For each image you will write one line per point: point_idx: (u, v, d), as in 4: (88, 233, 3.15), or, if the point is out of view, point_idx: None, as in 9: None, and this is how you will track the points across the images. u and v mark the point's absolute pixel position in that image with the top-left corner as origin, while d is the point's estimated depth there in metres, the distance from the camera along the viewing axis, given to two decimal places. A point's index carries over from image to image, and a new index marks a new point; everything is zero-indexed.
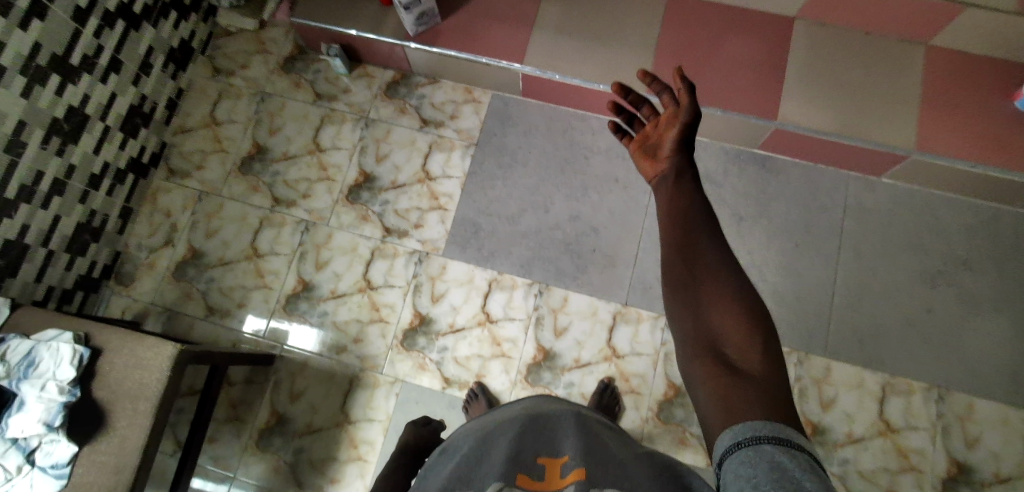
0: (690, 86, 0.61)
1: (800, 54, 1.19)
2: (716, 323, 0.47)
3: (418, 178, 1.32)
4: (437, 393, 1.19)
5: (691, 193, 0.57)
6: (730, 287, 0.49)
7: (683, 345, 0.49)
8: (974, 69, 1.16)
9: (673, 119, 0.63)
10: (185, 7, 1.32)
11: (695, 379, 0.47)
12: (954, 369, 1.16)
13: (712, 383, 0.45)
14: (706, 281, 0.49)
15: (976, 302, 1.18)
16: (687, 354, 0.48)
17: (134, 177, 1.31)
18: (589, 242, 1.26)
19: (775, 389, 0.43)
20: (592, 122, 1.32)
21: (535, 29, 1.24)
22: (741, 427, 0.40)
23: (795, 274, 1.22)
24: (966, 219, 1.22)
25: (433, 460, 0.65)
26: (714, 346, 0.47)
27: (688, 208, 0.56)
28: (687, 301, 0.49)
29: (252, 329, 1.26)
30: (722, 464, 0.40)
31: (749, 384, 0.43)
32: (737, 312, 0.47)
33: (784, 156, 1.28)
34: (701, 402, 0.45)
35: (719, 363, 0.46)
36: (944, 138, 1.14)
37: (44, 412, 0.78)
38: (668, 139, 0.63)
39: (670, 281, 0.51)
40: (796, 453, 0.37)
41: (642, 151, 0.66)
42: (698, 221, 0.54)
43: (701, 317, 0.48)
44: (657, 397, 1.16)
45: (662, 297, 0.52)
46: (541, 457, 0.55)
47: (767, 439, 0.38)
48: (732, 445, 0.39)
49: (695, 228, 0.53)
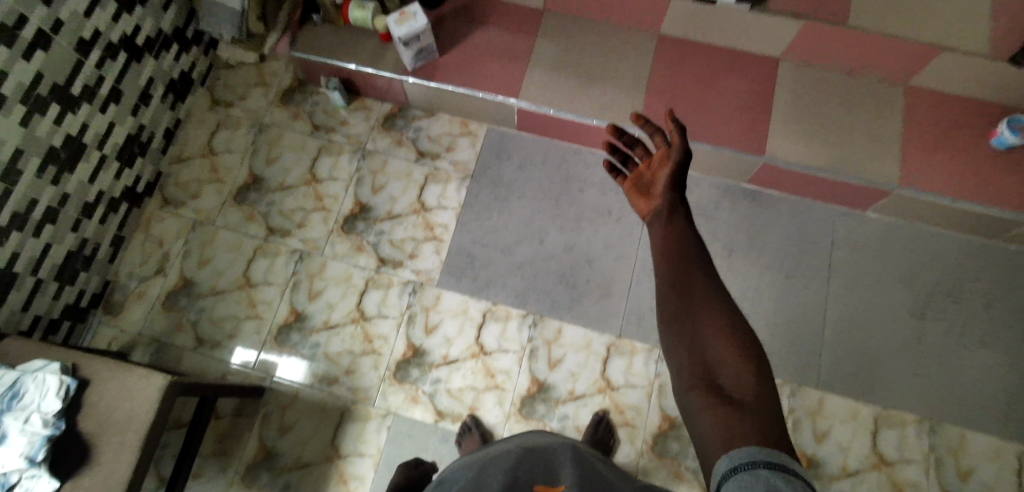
0: (680, 127, 0.64)
1: (787, 92, 1.24)
2: (711, 354, 0.49)
3: (413, 208, 1.33)
4: (429, 426, 1.18)
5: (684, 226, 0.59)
6: (724, 318, 0.50)
7: (679, 376, 0.50)
8: (951, 108, 1.21)
9: (665, 159, 0.66)
10: (187, 40, 1.34)
11: (692, 409, 0.47)
12: (946, 402, 1.17)
13: (710, 411, 0.45)
14: (701, 310, 0.51)
15: (966, 334, 1.20)
16: (683, 384, 0.49)
17: (127, 206, 1.30)
18: (584, 273, 1.27)
19: (769, 417, 0.44)
20: (587, 155, 1.35)
21: (530, 66, 1.28)
22: (738, 452, 0.40)
23: (787, 305, 1.24)
24: (951, 252, 1.25)
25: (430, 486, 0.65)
26: (709, 375, 0.48)
27: (681, 238, 0.57)
28: (683, 330, 0.50)
29: (241, 361, 1.24)
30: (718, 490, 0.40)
31: (746, 412, 0.44)
32: (731, 342, 0.49)
33: (773, 190, 1.31)
34: (698, 432, 0.46)
35: (716, 393, 0.46)
36: (927, 174, 1.17)
37: (27, 446, 0.77)
38: (661, 178, 0.65)
39: (666, 309, 0.52)
40: (793, 478, 0.37)
41: (636, 188, 0.68)
42: (691, 251, 0.56)
43: (697, 345, 0.49)
44: (652, 430, 1.16)
45: (657, 325, 0.53)
46: (538, 485, 0.55)
47: (762, 463, 0.39)
48: (728, 471, 0.40)
49: (689, 258, 0.55)
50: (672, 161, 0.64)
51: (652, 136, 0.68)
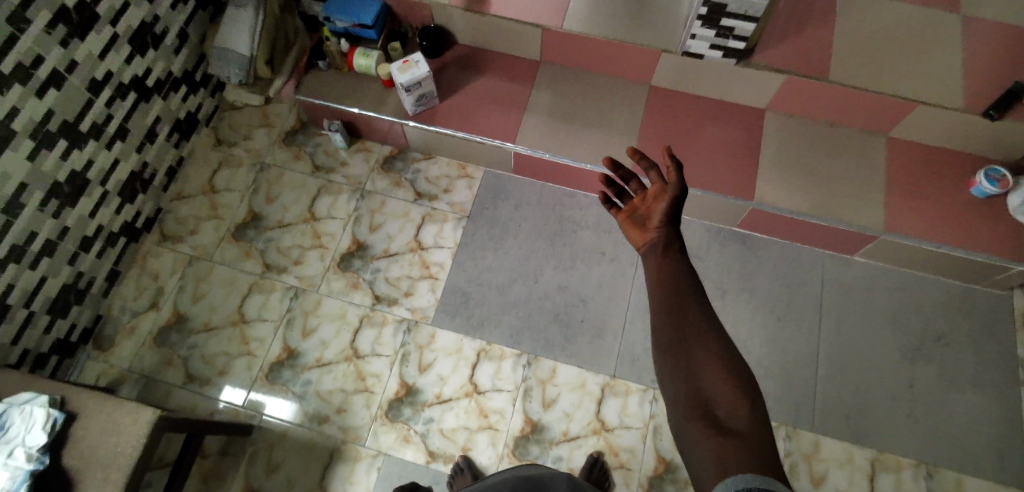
0: (677, 165, 0.66)
1: (771, 141, 1.30)
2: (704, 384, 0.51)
3: (410, 246, 1.35)
4: (421, 467, 1.15)
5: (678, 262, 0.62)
6: (718, 349, 0.52)
7: (676, 407, 0.51)
8: (927, 158, 1.27)
9: (661, 194, 0.68)
10: (195, 82, 1.39)
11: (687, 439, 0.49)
12: (942, 447, 1.16)
13: (702, 439, 0.47)
14: (696, 344, 0.53)
15: (957, 377, 1.21)
16: (680, 415, 0.50)
17: (125, 240, 1.31)
18: (578, 313, 1.28)
19: (763, 447, 0.46)
20: (581, 198, 1.39)
21: (527, 113, 1.34)
22: (733, 479, 0.43)
23: (779, 348, 1.25)
24: (936, 296, 1.28)
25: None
26: (704, 406, 0.49)
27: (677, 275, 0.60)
28: (679, 363, 0.52)
29: (231, 398, 1.22)
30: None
31: (737, 440, 0.46)
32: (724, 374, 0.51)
33: (762, 234, 1.34)
34: (694, 460, 0.47)
35: (711, 422, 0.48)
36: (909, 220, 1.22)
37: (9, 481, 0.76)
38: (656, 212, 0.68)
39: (662, 343, 0.55)
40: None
41: (633, 221, 0.71)
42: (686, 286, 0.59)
43: (692, 377, 0.51)
44: (648, 473, 1.14)
45: (654, 360, 0.55)
46: None
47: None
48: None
49: (684, 293, 0.58)
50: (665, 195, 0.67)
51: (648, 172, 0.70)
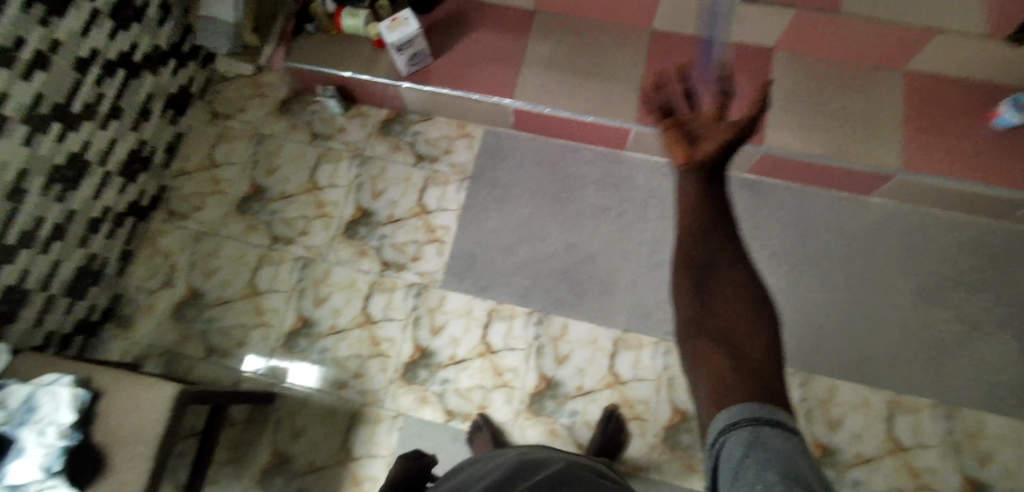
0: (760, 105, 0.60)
1: (781, 82, 1.24)
2: (723, 308, 0.50)
3: (414, 211, 1.34)
4: (439, 426, 1.18)
5: (711, 185, 0.59)
6: (740, 273, 0.52)
7: (683, 325, 0.51)
8: (947, 91, 1.21)
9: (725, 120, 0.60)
10: (184, 55, 1.36)
11: (692, 360, 0.49)
12: (959, 386, 1.16)
13: (709, 362, 0.48)
14: (719, 268, 0.52)
15: (975, 317, 1.20)
16: (690, 336, 0.50)
17: (132, 220, 1.32)
18: (587, 269, 1.27)
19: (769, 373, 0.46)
20: (585, 153, 1.36)
21: (524, 66, 1.29)
22: (738, 407, 0.44)
23: (793, 294, 1.24)
24: (956, 235, 1.24)
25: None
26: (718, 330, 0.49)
27: (709, 201, 0.57)
28: (698, 286, 0.52)
29: (251, 369, 1.24)
30: (716, 440, 0.43)
31: (744, 368, 0.46)
32: (746, 303, 0.50)
33: (772, 180, 1.31)
34: (696, 380, 0.48)
35: (720, 344, 0.48)
36: (927, 157, 1.17)
37: (44, 458, 0.76)
38: (709, 138, 0.60)
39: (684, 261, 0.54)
40: (790, 435, 0.42)
41: (679, 129, 0.61)
42: (715, 212, 0.57)
43: (709, 301, 0.51)
44: (663, 423, 1.15)
45: (672, 279, 0.54)
46: None
47: (764, 420, 0.42)
48: (728, 425, 0.43)
49: (713, 220, 0.56)
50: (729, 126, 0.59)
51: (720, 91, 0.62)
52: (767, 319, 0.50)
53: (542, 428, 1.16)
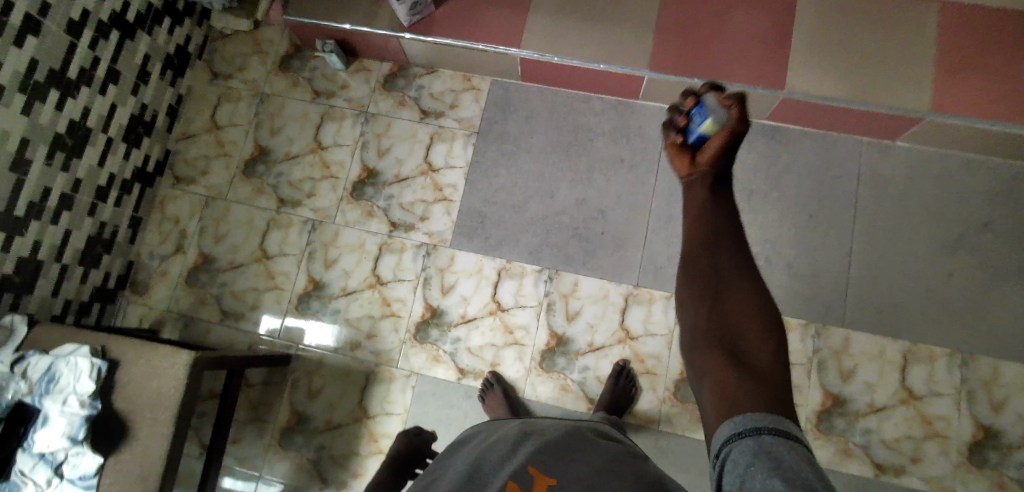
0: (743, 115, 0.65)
1: (808, 19, 1.15)
2: (729, 321, 0.57)
3: (421, 170, 1.31)
4: (452, 383, 1.20)
5: (721, 207, 0.66)
6: (746, 290, 0.59)
7: (693, 338, 0.58)
8: (992, 23, 1.11)
9: (722, 132, 0.66)
10: (179, 12, 1.31)
11: (700, 366, 0.56)
12: (979, 335, 1.13)
13: (718, 369, 0.53)
14: (725, 283, 0.60)
15: (1001, 265, 1.15)
16: (697, 345, 0.57)
17: (140, 186, 1.32)
18: (598, 225, 1.24)
19: (775, 377, 0.51)
20: (596, 103, 1.30)
21: (531, 11, 1.22)
22: (742, 420, 0.46)
23: (811, 245, 1.20)
24: (989, 179, 1.18)
25: (461, 465, 0.64)
26: (724, 341, 0.56)
27: (719, 222, 0.65)
28: (704, 299, 0.59)
29: (267, 330, 1.27)
30: (721, 452, 0.45)
31: (749, 373, 0.51)
32: (752, 318, 0.57)
33: (795, 126, 1.24)
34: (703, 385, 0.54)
35: (726, 353, 0.54)
36: (962, 97, 1.09)
37: (67, 427, 0.81)
38: (712, 147, 0.68)
39: (692, 276, 0.61)
40: (796, 445, 0.42)
41: (680, 151, 0.72)
42: (724, 233, 0.64)
43: (716, 313, 0.58)
44: (673, 377, 1.16)
45: (680, 294, 0.62)
46: (532, 467, 0.57)
47: (767, 430, 0.44)
48: (733, 436, 0.45)
49: (721, 241, 0.63)
50: (728, 132, 0.66)
51: (716, 106, 0.67)
52: (777, 335, 0.56)
53: (553, 384, 1.18)
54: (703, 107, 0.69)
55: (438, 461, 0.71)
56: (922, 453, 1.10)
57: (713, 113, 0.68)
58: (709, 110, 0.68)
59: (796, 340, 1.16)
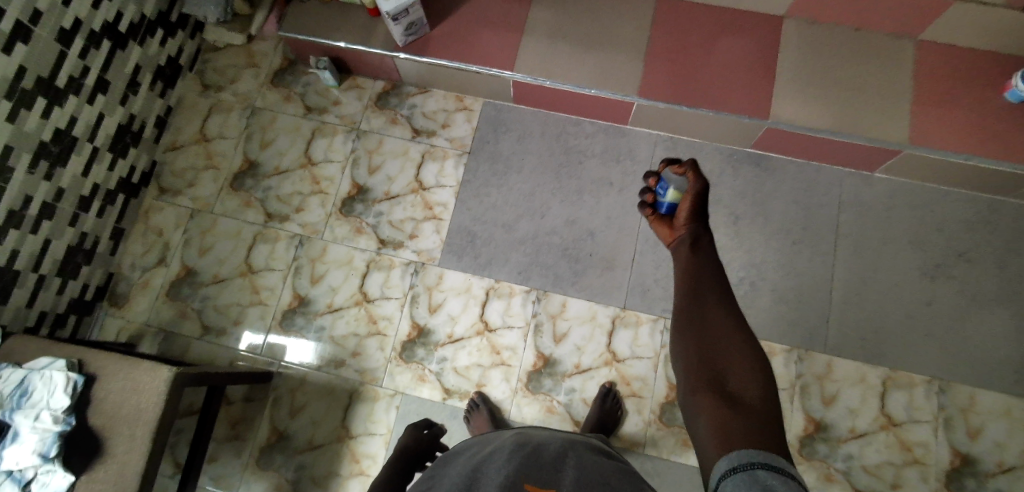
0: (701, 177, 0.82)
1: (791, 52, 1.20)
2: (713, 364, 0.63)
3: (412, 187, 1.32)
4: (437, 404, 1.19)
5: (704, 262, 0.75)
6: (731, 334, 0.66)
7: (687, 383, 0.64)
8: (963, 62, 1.17)
9: (690, 193, 0.83)
10: (172, 24, 1.30)
11: (694, 406, 0.61)
12: (956, 362, 1.16)
13: (711, 407, 0.58)
14: (711, 328, 0.67)
15: (975, 293, 1.19)
16: (689, 390, 0.63)
17: (125, 197, 1.30)
18: (587, 246, 1.25)
19: (762, 411, 0.57)
20: (585, 126, 1.32)
21: (525, 36, 1.24)
22: (738, 455, 0.50)
23: (794, 270, 1.22)
24: (962, 211, 1.22)
25: (457, 476, 0.63)
26: (713, 383, 0.62)
27: (702, 273, 0.73)
28: (692, 344, 0.66)
29: (249, 345, 1.25)
30: (718, 484, 0.48)
31: (737, 409, 0.57)
32: (737, 360, 0.63)
33: (778, 154, 1.27)
34: (696, 421, 0.59)
35: (718, 395, 0.60)
36: (934, 131, 1.14)
37: (39, 443, 0.79)
38: (683, 208, 0.83)
39: (680, 325, 0.68)
40: (789, 479, 0.45)
41: (661, 221, 0.86)
42: (709, 284, 0.71)
43: (704, 358, 0.64)
44: (659, 400, 1.16)
45: (671, 342, 0.68)
46: (530, 483, 0.56)
47: (761, 465, 0.47)
48: (730, 469, 0.49)
49: (705, 291, 0.71)
50: (692, 192, 0.82)
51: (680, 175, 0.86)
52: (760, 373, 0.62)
53: (539, 406, 1.17)
54: (665, 181, 0.87)
55: (430, 470, 0.70)
56: (902, 479, 1.11)
57: (674, 183, 0.86)
58: (670, 181, 0.87)
59: (780, 364, 1.18)
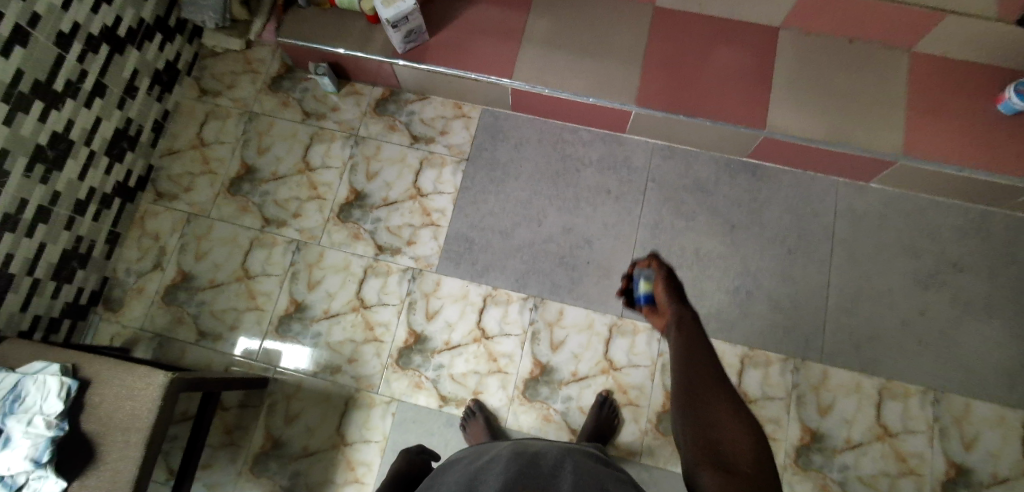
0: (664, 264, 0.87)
1: (787, 63, 1.21)
2: (713, 436, 0.60)
3: (410, 194, 1.32)
4: (434, 411, 1.18)
5: (694, 330, 0.73)
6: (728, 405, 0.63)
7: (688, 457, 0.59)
8: (956, 74, 1.18)
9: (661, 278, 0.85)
10: (170, 29, 1.31)
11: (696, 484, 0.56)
12: (950, 371, 1.16)
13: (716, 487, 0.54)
14: (709, 397, 0.64)
15: (970, 303, 1.19)
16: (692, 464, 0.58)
17: (121, 201, 1.29)
18: (584, 254, 1.26)
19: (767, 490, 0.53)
20: (583, 134, 1.33)
21: (523, 44, 1.25)
22: None
23: (791, 280, 1.23)
24: (956, 222, 1.23)
25: (455, 486, 0.62)
26: (715, 457, 0.58)
27: (693, 342, 0.71)
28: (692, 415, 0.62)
29: (245, 351, 1.24)
30: None
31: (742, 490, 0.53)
32: (737, 432, 0.60)
33: (775, 164, 1.28)
34: None
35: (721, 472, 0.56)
36: (928, 142, 1.15)
37: (31, 449, 0.78)
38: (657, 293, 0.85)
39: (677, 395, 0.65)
40: None
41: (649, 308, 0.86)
42: (702, 353, 0.69)
43: (704, 430, 0.61)
44: (656, 408, 1.16)
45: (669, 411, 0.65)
46: None
47: None
48: None
49: (699, 359, 0.68)
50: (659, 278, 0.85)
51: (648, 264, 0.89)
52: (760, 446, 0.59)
53: (536, 414, 1.17)
54: (636, 277, 0.91)
55: (426, 481, 0.69)
56: (897, 489, 1.11)
57: (643, 276, 0.89)
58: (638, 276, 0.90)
59: (776, 373, 1.18)
